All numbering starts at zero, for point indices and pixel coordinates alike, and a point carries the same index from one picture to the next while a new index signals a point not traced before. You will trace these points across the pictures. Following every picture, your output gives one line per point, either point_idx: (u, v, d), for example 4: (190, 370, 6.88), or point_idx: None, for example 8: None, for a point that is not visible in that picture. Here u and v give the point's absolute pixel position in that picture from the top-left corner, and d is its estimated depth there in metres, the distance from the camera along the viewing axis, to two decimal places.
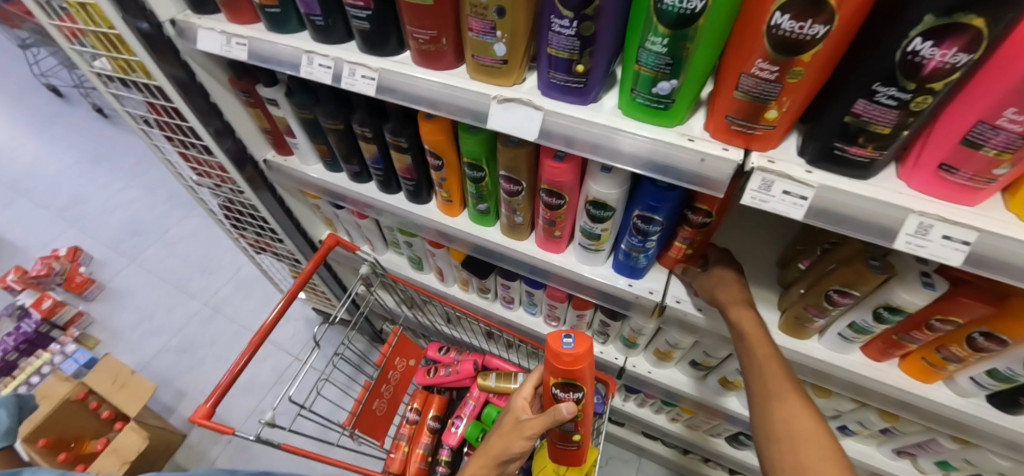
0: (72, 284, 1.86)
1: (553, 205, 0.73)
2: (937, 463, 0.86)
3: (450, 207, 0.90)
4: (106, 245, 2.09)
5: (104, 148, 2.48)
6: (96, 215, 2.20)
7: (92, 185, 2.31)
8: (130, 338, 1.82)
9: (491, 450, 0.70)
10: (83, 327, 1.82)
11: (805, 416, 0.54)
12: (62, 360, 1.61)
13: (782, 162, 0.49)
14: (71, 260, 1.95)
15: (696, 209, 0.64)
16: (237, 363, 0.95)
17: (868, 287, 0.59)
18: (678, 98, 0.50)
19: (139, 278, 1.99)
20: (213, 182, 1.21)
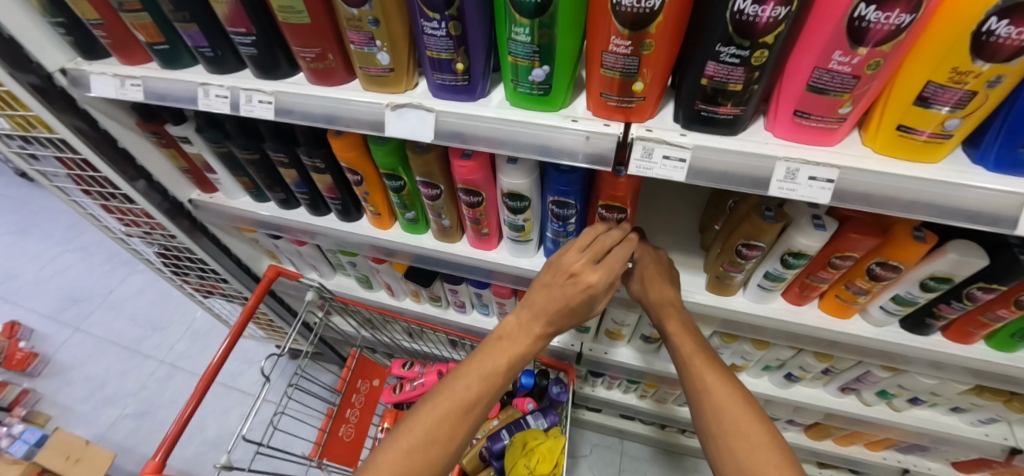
0: (11, 362, 1.74)
1: (473, 204, 0.74)
2: (878, 394, 0.91)
3: (381, 221, 0.89)
4: (46, 316, 1.98)
5: (31, 216, 2.35)
6: (31, 287, 2.08)
7: (24, 257, 2.19)
8: (84, 410, 1.72)
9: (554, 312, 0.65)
10: (30, 405, 1.70)
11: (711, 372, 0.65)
12: (10, 443, 1.53)
13: (658, 130, 0.52)
14: (8, 336, 1.81)
15: (609, 206, 0.67)
16: (182, 412, 0.92)
17: (769, 236, 0.63)
18: (554, 83, 0.52)
19: (87, 345, 1.89)
20: (143, 230, 1.17)
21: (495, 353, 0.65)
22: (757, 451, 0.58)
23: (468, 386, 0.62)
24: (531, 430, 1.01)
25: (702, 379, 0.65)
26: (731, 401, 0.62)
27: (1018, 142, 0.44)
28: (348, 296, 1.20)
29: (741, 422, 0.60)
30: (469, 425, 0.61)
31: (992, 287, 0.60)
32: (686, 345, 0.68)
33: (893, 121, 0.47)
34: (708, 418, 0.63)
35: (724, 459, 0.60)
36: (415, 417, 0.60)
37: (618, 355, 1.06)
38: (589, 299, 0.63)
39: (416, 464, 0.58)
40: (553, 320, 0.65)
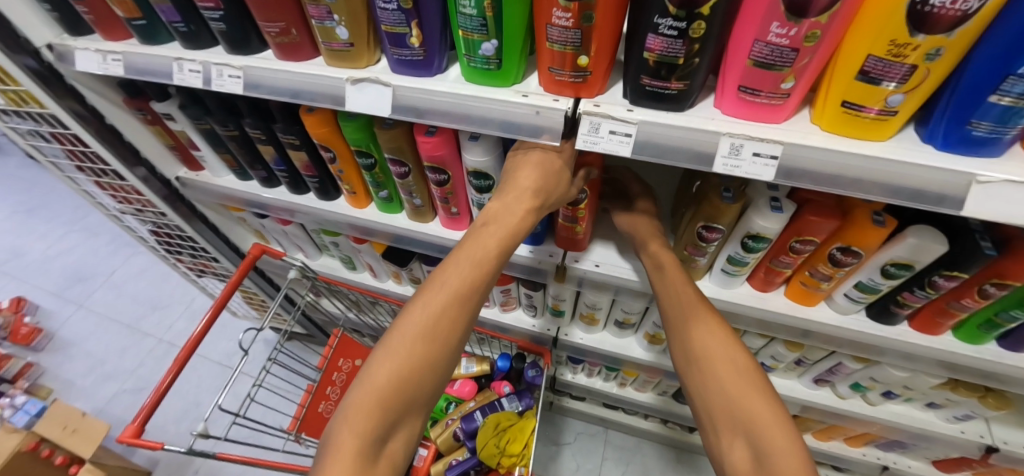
0: (17, 336, 1.80)
1: (440, 182, 0.74)
2: (851, 386, 0.90)
3: (357, 199, 0.91)
4: (52, 294, 2.04)
5: (41, 197, 2.42)
6: (39, 265, 2.15)
7: (33, 237, 2.26)
8: (84, 385, 1.78)
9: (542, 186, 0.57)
10: (34, 378, 1.76)
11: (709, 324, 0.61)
12: (12, 413, 1.58)
13: (606, 105, 0.52)
14: (14, 311, 1.89)
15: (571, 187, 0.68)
16: (164, 380, 0.95)
17: (727, 218, 0.62)
18: (505, 58, 0.53)
19: (89, 322, 1.95)
20: (135, 207, 1.20)
21: (481, 238, 0.56)
22: (740, 378, 0.56)
23: (457, 276, 0.53)
24: (504, 412, 1.03)
25: (685, 315, 0.63)
26: (713, 331, 0.61)
27: (966, 120, 0.43)
28: (333, 276, 1.22)
29: (724, 351, 0.58)
30: (468, 317, 0.54)
31: (954, 274, 0.58)
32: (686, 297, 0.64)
33: (838, 97, 0.46)
34: (688, 349, 0.61)
35: (705, 388, 0.58)
36: (406, 316, 0.52)
37: (595, 341, 1.06)
38: (560, 174, 0.58)
39: (416, 365, 0.50)
40: (536, 194, 0.57)
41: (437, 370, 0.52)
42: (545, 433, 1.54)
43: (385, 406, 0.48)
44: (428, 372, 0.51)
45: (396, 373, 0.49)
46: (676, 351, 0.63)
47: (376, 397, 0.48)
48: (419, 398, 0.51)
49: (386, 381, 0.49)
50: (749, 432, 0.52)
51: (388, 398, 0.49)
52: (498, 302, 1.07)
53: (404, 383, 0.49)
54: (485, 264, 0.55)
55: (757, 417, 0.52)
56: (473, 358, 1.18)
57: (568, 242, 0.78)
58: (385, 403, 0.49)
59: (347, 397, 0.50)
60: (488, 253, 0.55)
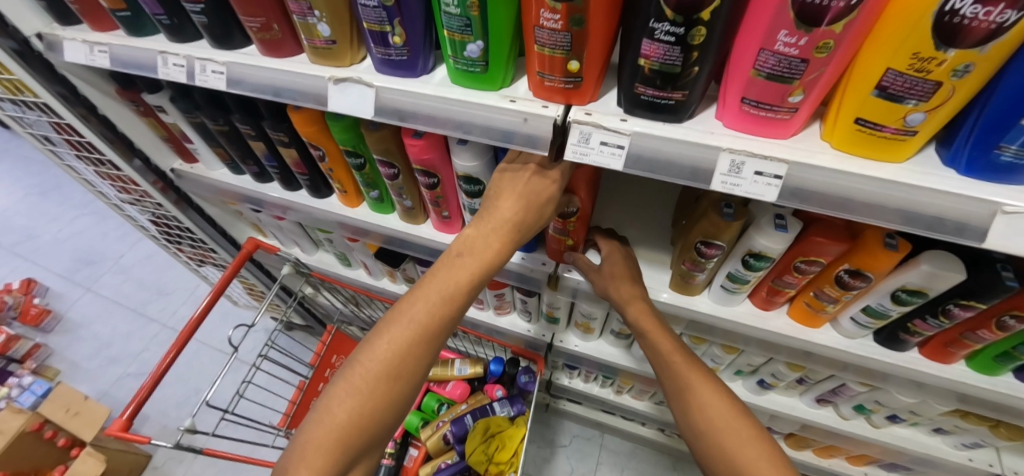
0: (27, 317, 1.83)
1: (429, 185, 0.72)
2: (855, 408, 0.86)
3: (348, 198, 0.88)
4: (61, 276, 2.07)
5: (52, 180, 2.44)
6: (49, 247, 2.18)
7: (44, 219, 2.29)
8: (89, 367, 1.80)
9: (523, 217, 0.54)
10: (42, 359, 1.79)
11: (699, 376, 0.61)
12: (19, 393, 1.60)
13: (598, 114, 0.48)
14: (25, 292, 1.93)
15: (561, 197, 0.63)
16: (159, 367, 0.93)
17: (728, 235, 0.59)
18: (491, 60, 0.49)
19: (97, 305, 1.98)
20: (133, 197, 1.19)
21: (453, 270, 0.53)
22: (745, 448, 0.55)
23: (426, 312, 0.51)
24: (495, 417, 1.01)
25: (680, 378, 0.62)
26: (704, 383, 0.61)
27: (994, 143, 0.39)
28: (327, 272, 1.20)
29: (724, 416, 0.58)
30: (431, 354, 0.52)
31: (971, 304, 0.53)
32: (667, 346, 0.64)
33: (851, 114, 0.42)
34: (693, 419, 0.60)
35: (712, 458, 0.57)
36: (369, 349, 0.50)
37: (591, 349, 1.03)
38: (543, 203, 0.54)
39: (375, 403, 0.49)
40: (516, 226, 0.54)
41: (397, 405, 0.51)
42: (540, 434, 1.53)
43: (341, 444, 0.48)
44: (388, 409, 0.50)
45: (355, 412, 0.49)
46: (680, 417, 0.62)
47: (334, 435, 0.48)
48: (377, 435, 0.50)
49: (345, 418, 0.48)
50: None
51: (346, 436, 0.48)
52: (493, 305, 1.04)
53: (363, 421, 0.49)
54: (455, 298, 0.52)
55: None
56: (466, 360, 1.16)
57: (561, 253, 0.75)
58: (343, 438, 0.48)
59: (305, 429, 0.49)
60: (459, 287, 0.52)
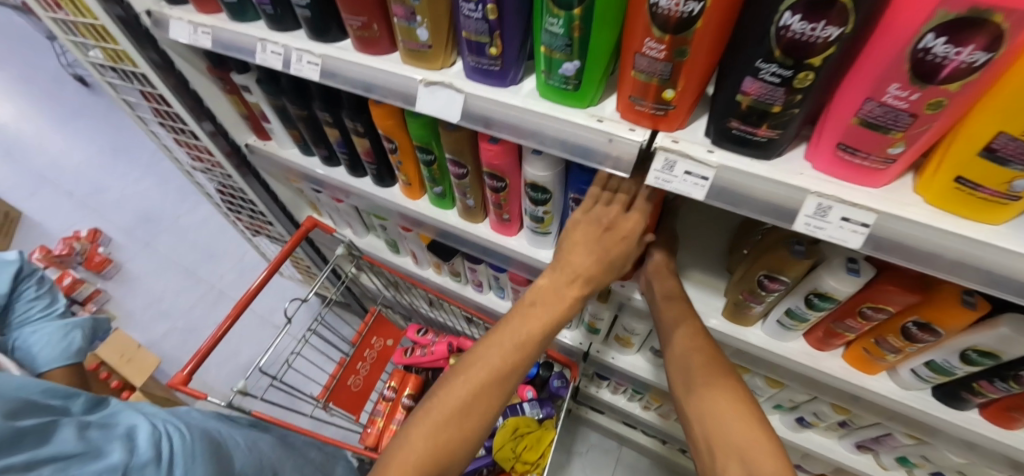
0: (91, 263, 1.98)
1: (497, 189, 0.73)
2: (897, 459, 0.84)
3: (411, 191, 0.91)
4: (125, 230, 2.21)
5: (124, 140, 2.60)
6: (116, 201, 2.33)
7: (114, 175, 2.44)
8: (142, 317, 1.92)
9: (590, 275, 0.59)
10: (101, 304, 1.93)
11: (714, 371, 0.59)
12: None
13: (685, 142, 0.49)
14: (92, 241, 2.08)
15: None
16: (219, 329, 0.96)
17: (795, 272, 0.58)
18: (584, 80, 0.50)
19: (153, 261, 2.10)
20: (205, 167, 1.26)
21: (526, 320, 0.59)
22: (732, 409, 0.55)
23: (501, 357, 0.57)
24: (524, 418, 1.01)
25: (681, 343, 0.64)
26: (717, 376, 0.58)
27: None
28: (377, 256, 1.24)
29: (728, 396, 0.56)
30: (502, 394, 0.58)
31: None
32: (688, 340, 0.63)
33: (952, 171, 0.41)
34: (692, 380, 0.60)
35: (697, 416, 0.58)
36: (448, 388, 0.56)
37: (628, 363, 1.04)
38: (614, 258, 0.59)
39: (451, 436, 0.55)
40: (585, 282, 0.60)
41: (469, 440, 0.56)
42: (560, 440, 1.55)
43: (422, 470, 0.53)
44: (462, 443, 0.56)
45: (433, 442, 0.54)
46: (678, 381, 0.62)
47: (414, 462, 0.54)
48: (451, 465, 0.56)
49: (423, 448, 0.54)
50: (743, 457, 0.52)
51: (424, 463, 0.54)
52: None
53: (441, 452, 0.54)
54: (526, 343, 0.58)
55: (748, 445, 0.52)
56: None
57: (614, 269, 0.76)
58: (422, 466, 0.53)
59: (389, 454, 0.55)
60: (531, 335, 0.58)
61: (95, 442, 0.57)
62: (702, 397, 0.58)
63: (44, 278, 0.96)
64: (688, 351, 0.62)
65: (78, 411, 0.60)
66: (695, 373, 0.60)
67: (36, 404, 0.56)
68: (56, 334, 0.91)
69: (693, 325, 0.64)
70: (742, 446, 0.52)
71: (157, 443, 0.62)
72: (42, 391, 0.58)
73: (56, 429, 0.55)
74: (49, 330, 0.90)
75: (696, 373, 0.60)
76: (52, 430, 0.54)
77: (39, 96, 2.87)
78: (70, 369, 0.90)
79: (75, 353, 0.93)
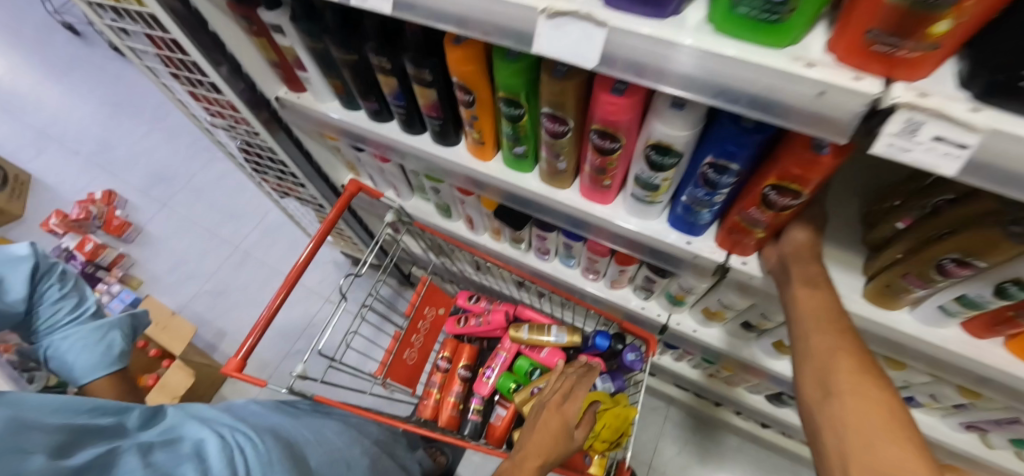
0: (111, 227, 1.92)
1: (605, 150, 0.61)
2: (1011, 441, 0.79)
3: (482, 150, 0.78)
4: (139, 190, 2.09)
5: (123, 90, 2.40)
6: (125, 160, 2.18)
7: (117, 128, 2.28)
8: (169, 281, 1.88)
9: (554, 429, 0.81)
10: (126, 267, 1.89)
11: (863, 375, 0.48)
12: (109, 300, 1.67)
13: (937, 97, 0.36)
14: (107, 203, 1.98)
15: (782, 189, 0.52)
16: (274, 299, 0.89)
17: (997, 258, 0.47)
18: (799, 7, 0.36)
19: (173, 223, 2.00)
20: (227, 123, 1.11)
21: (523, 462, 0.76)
22: (879, 420, 0.45)
23: None
24: (598, 393, 1.00)
25: (816, 340, 0.54)
26: (865, 380, 0.48)
27: None
28: (426, 221, 1.14)
29: (874, 404, 0.46)
30: None
31: None
32: (828, 336, 0.53)
33: None
34: (830, 381, 0.50)
35: (830, 427, 0.48)
36: None
37: (707, 336, 0.98)
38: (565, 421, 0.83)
39: None
40: (556, 438, 0.80)
41: None
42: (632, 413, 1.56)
43: None
44: None
45: None
46: (809, 383, 0.52)
47: None
48: None
49: None
50: None
51: None
52: (610, 277, 0.99)
53: None
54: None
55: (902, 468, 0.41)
56: (564, 328, 1.13)
57: (735, 244, 0.66)
58: None
59: None
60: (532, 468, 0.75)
61: (163, 467, 0.50)
62: (843, 405, 0.48)
63: (67, 274, 0.85)
64: (828, 349, 0.52)
65: (134, 427, 0.55)
66: (834, 374, 0.50)
67: (86, 431, 0.50)
68: (91, 339, 0.82)
69: (837, 320, 0.54)
70: (884, 467, 0.41)
71: (230, 459, 0.55)
72: (90, 410, 0.53)
73: (118, 456, 0.49)
74: (80, 336, 0.81)
75: (832, 375, 0.50)
76: (113, 458, 0.49)
77: (24, 43, 2.63)
78: (114, 377, 0.84)
79: (117, 358, 0.85)
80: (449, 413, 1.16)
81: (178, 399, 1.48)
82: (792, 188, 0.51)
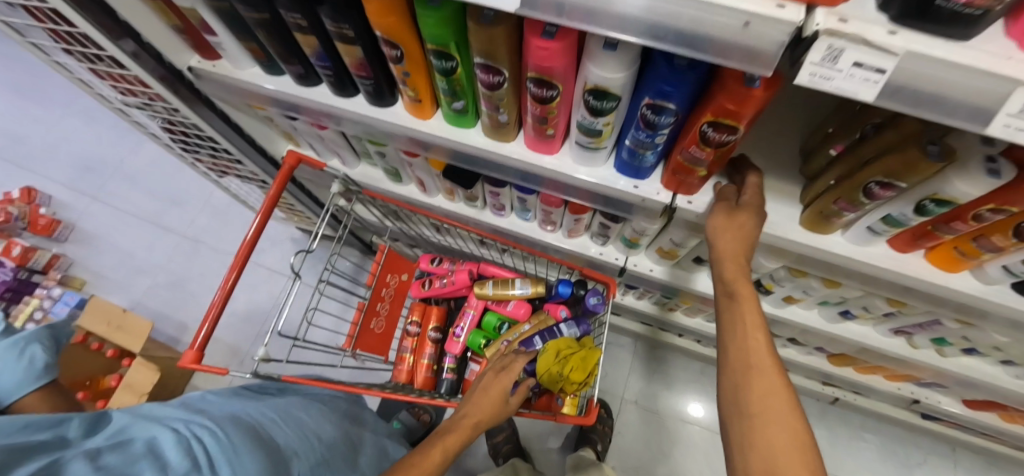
0: (38, 227, 1.81)
1: (544, 98, 0.58)
2: (933, 340, 0.89)
3: (420, 108, 0.74)
4: (64, 184, 1.98)
5: (22, 73, 2.14)
6: (40, 154, 2.01)
7: (28, 116, 2.06)
8: (115, 277, 1.86)
9: (486, 404, 0.89)
10: (64, 268, 1.83)
11: (774, 381, 0.52)
12: (51, 305, 1.69)
13: (857, 22, 0.35)
14: (28, 201, 1.86)
15: (718, 125, 0.52)
16: (226, 280, 0.85)
17: (917, 178, 0.50)
18: None
19: (109, 216, 1.95)
20: (142, 101, 1.01)
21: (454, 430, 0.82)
22: (777, 427, 0.50)
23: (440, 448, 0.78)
24: (564, 339, 1.02)
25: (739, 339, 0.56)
26: (774, 388, 0.52)
27: None
28: (375, 188, 1.10)
29: (779, 413, 0.51)
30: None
31: None
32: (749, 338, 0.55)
33: None
34: (743, 384, 0.53)
35: (735, 424, 0.53)
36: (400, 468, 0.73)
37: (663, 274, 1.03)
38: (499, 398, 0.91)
39: None
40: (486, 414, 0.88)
41: None
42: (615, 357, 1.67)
43: None
44: None
45: None
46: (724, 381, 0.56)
47: None
48: None
49: None
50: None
51: None
52: (566, 226, 0.99)
53: None
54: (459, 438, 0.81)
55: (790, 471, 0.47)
56: (527, 279, 1.15)
57: (678, 184, 0.67)
58: None
59: None
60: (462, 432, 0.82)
61: (117, 468, 0.52)
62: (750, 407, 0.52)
63: None
64: (748, 352, 0.55)
65: (76, 436, 0.55)
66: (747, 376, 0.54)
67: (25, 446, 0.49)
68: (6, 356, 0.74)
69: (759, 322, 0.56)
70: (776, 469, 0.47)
71: (187, 451, 0.59)
72: (24, 426, 0.51)
73: (64, 464, 0.49)
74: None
75: (747, 377, 0.53)
76: (59, 466, 0.49)
77: None
78: (47, 390, 0.77)
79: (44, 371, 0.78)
80: (423, 375, 1.19)
81: (146, 394, 1.54)
82: (727, 124, 0.51)
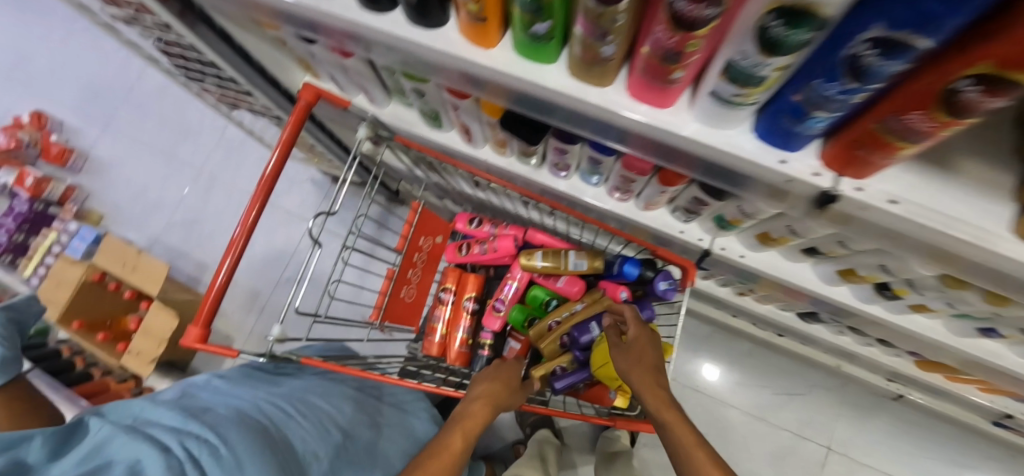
0: (50, 155, 1.73)
1: (694, 22, 0.37)
2: None
3: (483, 32, 0.53)
4: (73, 109, 1.85)
5: None
6: (47, 76, 1.87)
7: (31, 30, 1.89)
8: (133, 213, 1.77)
9: (496, 384, 0.86)
10: (81, 201, 1.77)
11: None
12: (69, 239, 1.64)
13: None
14: (38, 127, 1.78)
15: (996, 80, 0.29)
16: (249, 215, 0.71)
17: None
18: None
19: (123, 145, 1.82)
20: (128, 14, 0.82)
21: (468, 416, 0.80)
22: None
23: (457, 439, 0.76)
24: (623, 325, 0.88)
25: None
26: None
27: None
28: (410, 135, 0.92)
29: None
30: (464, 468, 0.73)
31: None
32: None
33: None
34: None
35: None
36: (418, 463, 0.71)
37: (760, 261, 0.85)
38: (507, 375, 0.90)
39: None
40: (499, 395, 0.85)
41: None
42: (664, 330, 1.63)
43: None
44: None
45: None
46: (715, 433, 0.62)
47: None
48: None
49: None
50: None
51: None
52: (644, 196, 0.81)
53: None
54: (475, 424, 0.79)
55: None
56: (583, 253, 0.98)
57: (852, 160, 0.46)
58: None
59: None
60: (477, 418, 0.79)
61: None
62: None
63: None
64: None
65: None
66: None
67: None
68: None
69: None
70: None
71: None
72: None
73: None
74: None
75: None
76: None
77: None
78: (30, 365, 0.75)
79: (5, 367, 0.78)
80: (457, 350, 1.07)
81: (165, 341, 1.47)
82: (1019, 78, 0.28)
